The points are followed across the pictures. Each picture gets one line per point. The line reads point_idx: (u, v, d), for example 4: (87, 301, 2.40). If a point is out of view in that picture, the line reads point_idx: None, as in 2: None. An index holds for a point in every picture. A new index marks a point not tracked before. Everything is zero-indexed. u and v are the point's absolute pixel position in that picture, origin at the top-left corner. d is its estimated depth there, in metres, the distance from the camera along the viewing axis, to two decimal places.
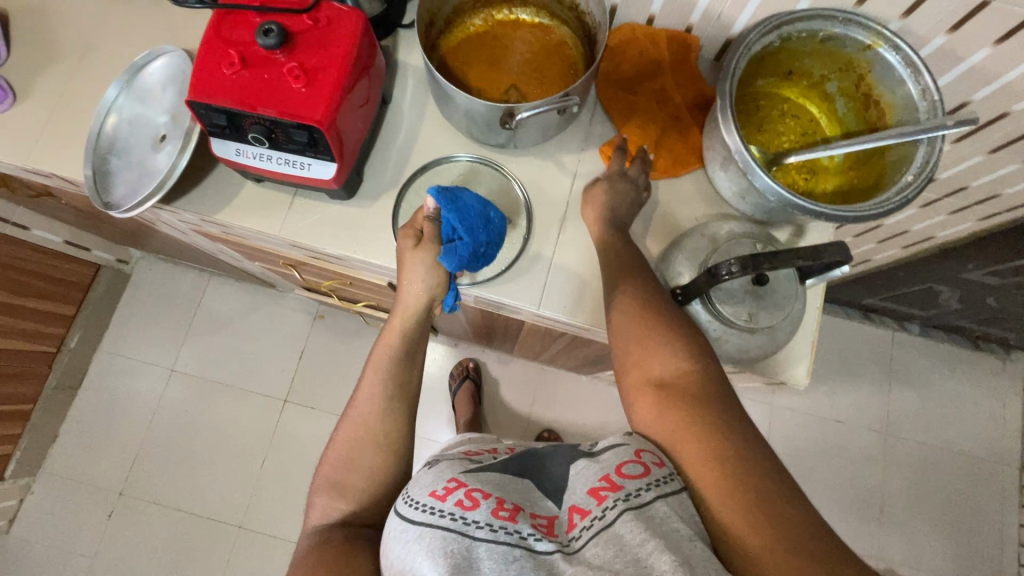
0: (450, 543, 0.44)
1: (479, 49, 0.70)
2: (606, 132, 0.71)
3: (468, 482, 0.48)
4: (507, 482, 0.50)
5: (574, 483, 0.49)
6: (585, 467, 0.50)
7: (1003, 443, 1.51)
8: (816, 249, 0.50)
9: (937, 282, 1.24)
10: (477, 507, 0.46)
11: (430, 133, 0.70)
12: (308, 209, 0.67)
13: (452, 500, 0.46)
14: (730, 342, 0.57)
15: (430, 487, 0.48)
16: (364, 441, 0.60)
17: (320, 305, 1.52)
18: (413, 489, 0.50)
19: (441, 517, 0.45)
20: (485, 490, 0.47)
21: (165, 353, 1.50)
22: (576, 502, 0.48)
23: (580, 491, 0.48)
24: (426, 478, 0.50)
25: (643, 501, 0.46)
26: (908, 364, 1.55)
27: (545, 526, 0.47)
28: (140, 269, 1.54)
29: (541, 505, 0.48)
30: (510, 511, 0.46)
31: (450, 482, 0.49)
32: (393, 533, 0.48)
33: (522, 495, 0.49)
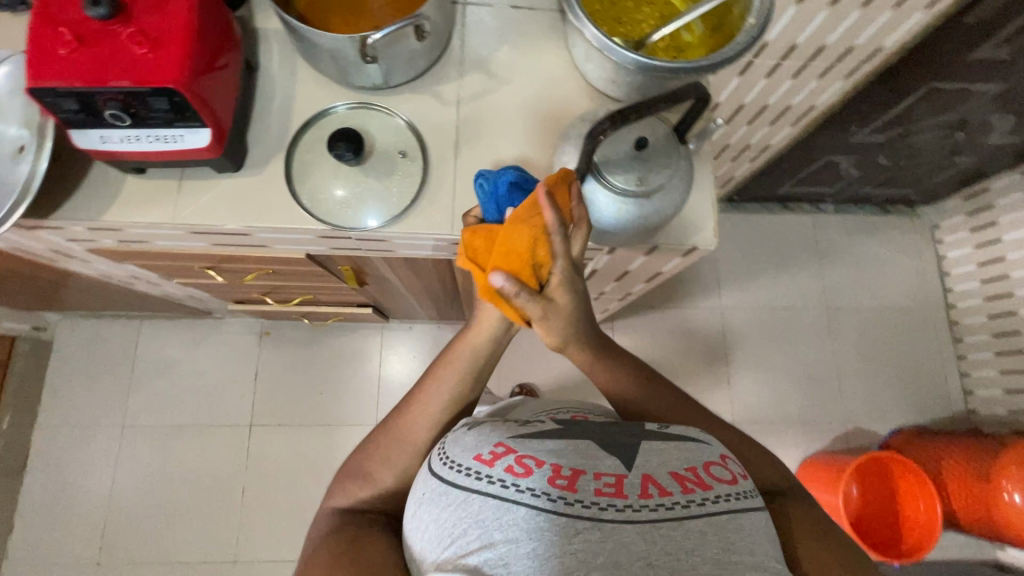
0: (501, 511, 0.45)
1: (338, 0, 0.70)
2: (479, 54, 0.72)
3: (516, 449, 0.49)
4: (563, 444, 0.51)
5: (649, 457, 0.50)
6: (666, 449, 0.51)
7: (927, 290, 1.64)
8: (673, 93, 0.55)
9: (832, 153, 1.34)
10: (530, 474, 0.47)
11: (305, 91, 0.69)
12: (198, 189, 0.66)
13: (500, 466, 0.48)
14: (628, 210, 0.59)
15: (474, 452, 0.50)
16: (406, 443, 0.63)
17: (264, 322, 1.48)
18: (455, 454, 0.51)
19: (489, 483, 0.47)
20: (537, 457, 0.48)
21: (113, 411, 1.42)
22: (650, 471, 0.49)
23: (661, 468, 0.49)
24: (467, 441, 0.52)
25: (731, 506, 0.47)
26: (829, 243, 1.66)
27: (615, 488, 0.47)
28: (63, 332, 1.45)
29: (606, 462, 0.49)
30: (567, 480, 0.47)
31: (498, 447, 0.50)
32: (429, 493, 0.50)
33: (583, 457, 0.49)
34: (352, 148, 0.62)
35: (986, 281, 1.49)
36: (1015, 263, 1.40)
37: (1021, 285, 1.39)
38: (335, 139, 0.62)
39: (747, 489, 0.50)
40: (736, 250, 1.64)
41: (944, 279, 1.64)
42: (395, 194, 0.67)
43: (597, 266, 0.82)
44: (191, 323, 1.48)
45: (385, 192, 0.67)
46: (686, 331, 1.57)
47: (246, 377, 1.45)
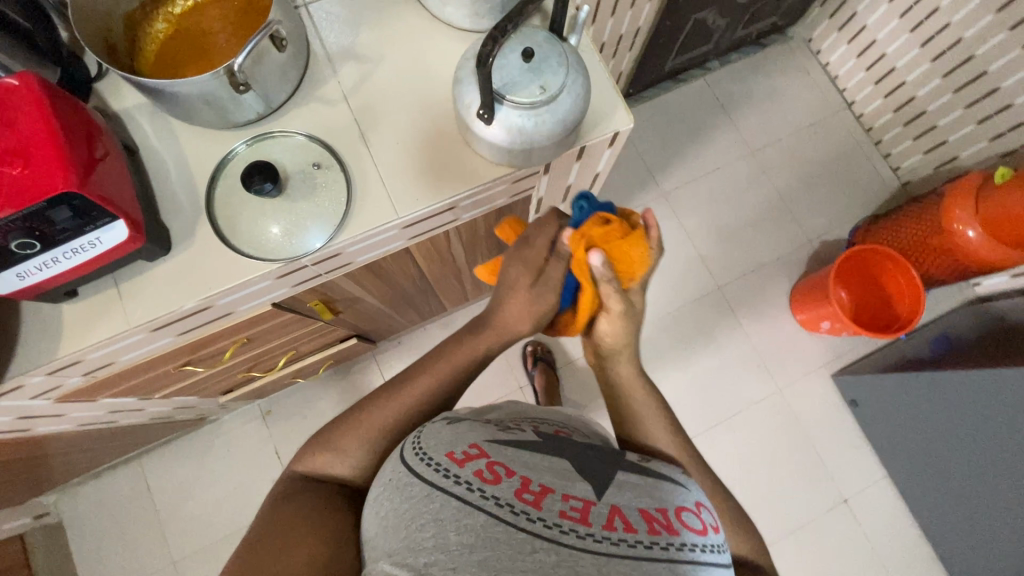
0: (462, 514, 0.48)
1: (183, 49, 0.68)
2: (344, 45, 0.72)
3: (488, 455, 0.53)
4: (536, 461, 0.54)
5: (623, 491, 0.53)
6: (638, 487, 0.55)
7: (827, 98, 1.75)
8: None
9: (695, 12, 1.40)
10: (496, 482, 0.50)
11: (195, 150, 0.68)
12: (140, 285, 0.64)
13: (469, 469, 0.51)
14: (543, 120, 0.62)
15: (448, 450, 0.53)
16: (380, 424, 0.63)
17: (261, 403, 1.45)
18: (431, 448, 0.54)
19: (456, 482, 0.50)
20: (507, 468, 0.52)
21: (155, 556, 1.37)
22: (619, 505, 0.51)
23: (631, 504, 0.52)
24: (444, 436, 0.55)
25: (692, 556, 0.49)
26: (729, 95, 1.74)
27: (578, 513, 0.49)
28: (68, 508, 1.38)
29: (579, 487, 0.52)
30: (533, 496, 0.49)
31: (472, 449, 0.53)
32: (397, 481, 0.53)
33: (558, 476, 0.53)
34: (270, 179, 0.62)
35: (869, 68, 1.61)
36: (885, 41, 1.52)
37: (898, 56, 1.51)
38: (248, 177, 0.61)
39: (717, 543, 0.52)
40: (653, 137, 1.70)
41: (836, 82, 1.75)
42: (329, 205, 0.67)
43: (541, 194, 0.85)
44: (191, 438, 1.43)
45: (319, 208, 0.67)
46: None
47: (269, 461, 1.42)
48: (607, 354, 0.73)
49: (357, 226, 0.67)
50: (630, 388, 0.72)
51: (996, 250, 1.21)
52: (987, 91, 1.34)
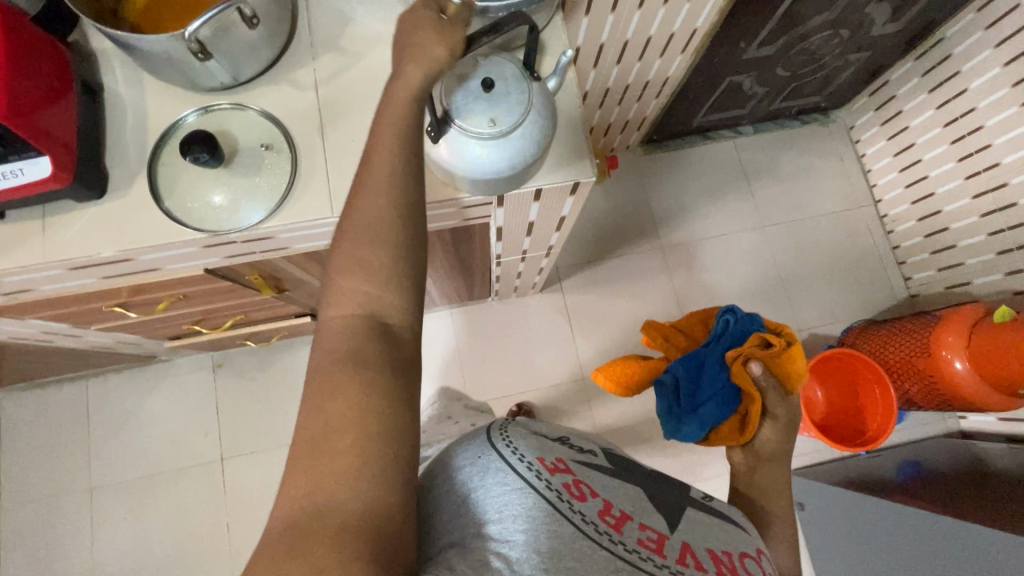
0: (552, 520, 0.48)
1: (170, 4, 0.69)
2: (329, 35, 0.72)
3: (574, 473, 0.54)
4: (615, 488, 0.57)
5: (691, 531, 0.57)
6: (704, 526, 0.60)
7: (854, 189, 1.69)
8: (496, 25, 0.56)
9: (730, 74, 1.36)
10: (584, 500, 0.51)
11: (157, 104, 0.68)
12: (64, 223, 0.64)
13: (560, 480, 0.52)
14: (489, 152, 0.60)
15: (540, 455, 0.54)
16: (368, 229, 0.51)
17: (215, 355, 1.46)
18: (519, 445, 0.55)
19: (550, 486, 0.50)
20: (592, 488, 0.54)
21: (75, 477, 1.39)
22: (689, 542, 0.55)
23: (699, 543, 0.56)
24: (531, 442, 0.56)
25: None
26: (755, 163, 1.70)
27: (656, 544, 0.52)
28: (8, 409, 1.41)
29: (654, 521, 0.55)
30: (615, 519, 0.52)
31: (561, 464, 0.55)
32: (486, 464, 0.53)
33: (636, 506, 0.56)
34: (210, 152, 0.61)
35: (903, 170, 1.55)
36: (923, 147, 1.46)
37: (933, 166, 1.44)
38: (187, 144, 0.61)
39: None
40: (667, 189, 1.66)
41: (868, 175, 1.69)
42: (268, 187, 0.67)
43: (499, 223, 0.83)
44: (140, 372, 1.45)
45: (258, 188, 0.66)
46: (633, 279, 1.60)
47: (208, 413, 1.43)
48: (767, 458, 0.89)
49: (292, 216, 0.67)
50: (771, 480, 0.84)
51: (980, 388, 1.15)
52: (1012, 223, 1.28)
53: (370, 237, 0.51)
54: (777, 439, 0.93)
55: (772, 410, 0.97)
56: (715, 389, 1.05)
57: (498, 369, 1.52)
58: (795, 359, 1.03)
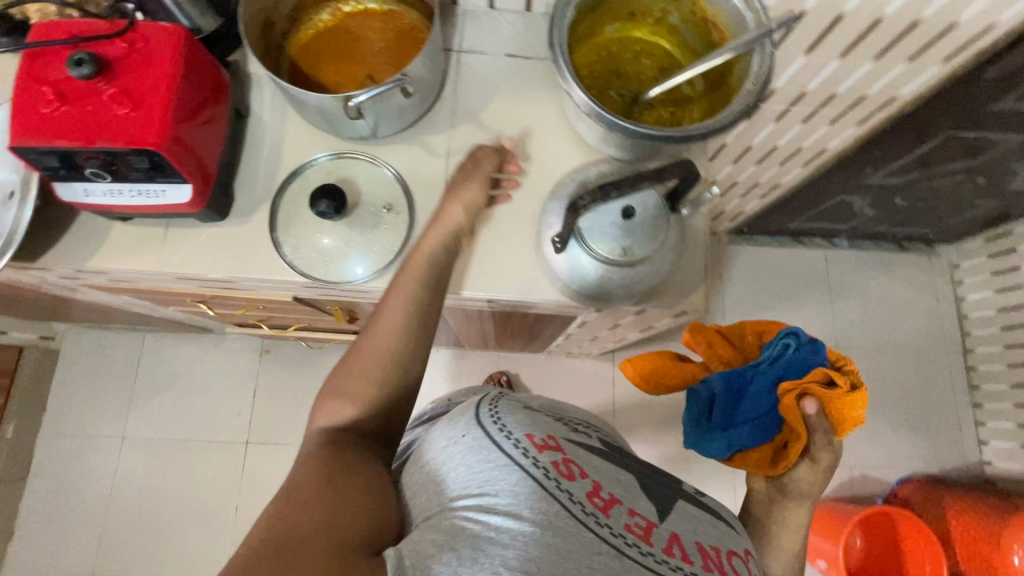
0: (539, 497, 0.48)
1: (331, 46, 0.70)
2: (471, 105, 0.71)
3: (565, 454, 0.54)
4: (605, 470, 0.56)
5: (680, 521, 0.56)
6: (695, 520, 0.58)
7: (944, 332, 1.58)
8: (661, 171, 0.54)
9: (845, 193, 1.29)
10: (573, 480, 0.52)
11: (294, 139, 0.69)
12: (183, 238, 0.66)
13: (549, 459, 0.52)
14: (610, 278, 0.59)
15: (530, 432, 0.54)
16: (380, 345, 0.57)
17: (266, 340, 1.49)
18: (508, 421, 0.55)
19: (538, 465, 0.51)
20: (583, 470, 0.53)
21: (111, 422, 1.44)
22: (677, 532, 0.54)
23: (688, 536, 0.55)
24: (521, 418, 0.56)
25: None
26: (842, 279, 1.61)
27: (643, 531, 0.52)
28: (70, 342, 1.48)
29: (642, 506, 0.55)
30: (604, 503, 0.52)
31: (550, 441, 0.55)
32: (472, 439, 0.53)
33: (626, 492, 0.55)
34: (334, 206, 0.62)
35: (1005, 329, 1.44)
36: None
37: None
38: (317, 196, 0.61)
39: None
40: (744, 284, 1.60)
41: (962, 321, 1.58)
42: (378, 247, 0.66)
43: (587, 318, 0.80)
44: (193, 338, 1.49)
45: (367, 242, 0.66)
46: None
47: (245, 394, 1.46)
48: (794, 496, 0.76)
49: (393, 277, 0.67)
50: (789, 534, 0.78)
51: None
52: None
53: (371, 357, 0.57)
54: (813, 483, 0.74)
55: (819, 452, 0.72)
56: (757, 415, 0.71)
57: None
58: (859, 405, 0.68)
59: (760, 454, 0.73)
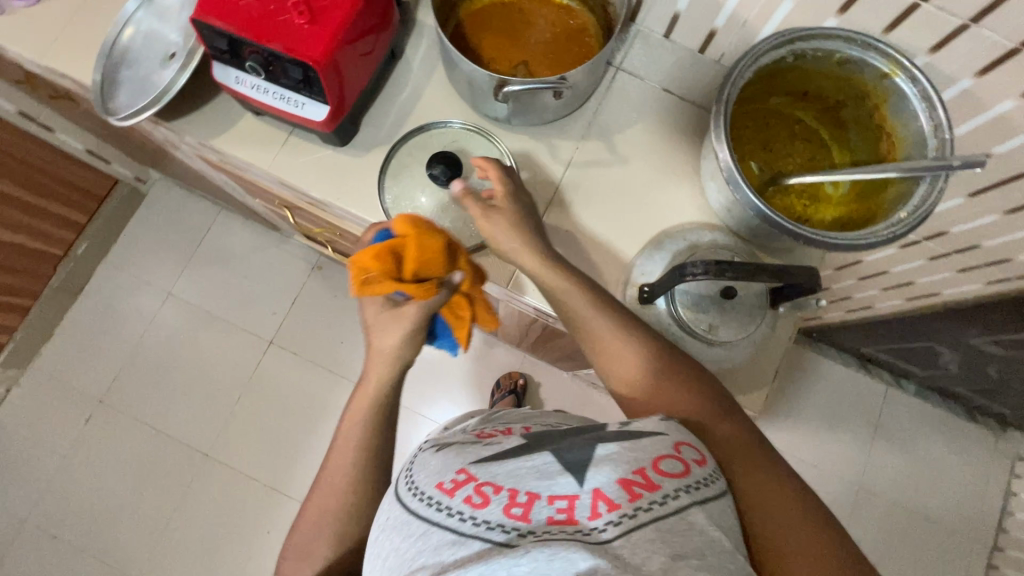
0: (455, 547, 0.44)
1: (499, 20, 0.70)
2: (608, 125, 0.70)
3: (476, 476, 0.48)
4: (516, 463, 0.49)
5: (602, 467, 0.47)
6: (616, 451, 0.48)
7: (980, 519, 1.46)
8: (783, 269, 0.52)
9: (937, 342, 1.21)
10: (487, 504, 0.46)
11: (432, 96, 0.70)
12: (300, 149, 0.68)
13: (460, 497, 0.47)
14: (686, 346, 0.60)
15: (438, 480, 0.49)
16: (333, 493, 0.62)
17: (322, 257, 1.54)
18: (420, 479, 0.51)
19: (449, 514, 0.46)
20: (495, 484, 0.47)
21: (163, 275, 1.53)
22: (600, 486, 0.45)
23: (608, 477, 0.46)
24: (434, 466, 0.52)
25: (680, 505, 0.45)
26: (894, 423, 1.51)
27: (568, 513, 0.45)
28: (157, 191, 1.58)
29: (560, 482, 0.46)
30: (521, 506, 0.45)
31: (461, 474, 0.49)
32: (393, 520, 0.49)
33: (540, 476, 0.47)
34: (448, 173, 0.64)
35: None
36: None
37: None
38: (433, 159, 0.64)
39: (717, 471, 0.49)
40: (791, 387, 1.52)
41: (1004, 516, 1.46)
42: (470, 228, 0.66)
43: None
44: (259, 229, 1.56)
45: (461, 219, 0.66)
46: None
47: (285, 298, 1.52)
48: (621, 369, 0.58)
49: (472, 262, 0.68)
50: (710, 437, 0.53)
51: None
52: None
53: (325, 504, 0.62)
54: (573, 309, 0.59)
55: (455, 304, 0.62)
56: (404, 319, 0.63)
57: None
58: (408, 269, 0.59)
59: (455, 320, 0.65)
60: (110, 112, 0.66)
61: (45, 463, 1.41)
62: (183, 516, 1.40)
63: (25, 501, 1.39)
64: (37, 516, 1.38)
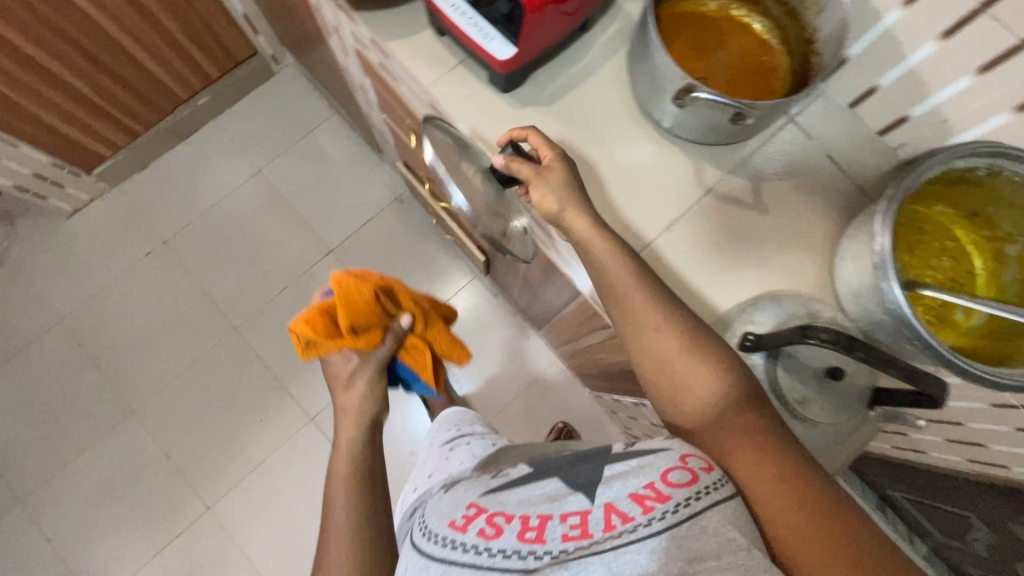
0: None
1: (695, 30, 0.69)
2: (761, 168, 0.68)
3: (486, 510, 0.53)
4: (525, 499, 0.53)
5: (613, 485, 0.50)
6: (623, 470, 0.51)
7: None
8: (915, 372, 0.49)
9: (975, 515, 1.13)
10: (499, 534, 0.50)
11: (603, 78, 0.70)
12: (463, 80, 0.69)
13: (472, 531, 0.51)
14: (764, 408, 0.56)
15: (449, 520, 0.54)
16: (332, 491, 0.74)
17: (406, 193, 1.57)
18: (436, 518, 0.56)
19: (465, 550, 0.49)
20: (505, 515, 0.51)
21: (261, 153, 1.59)
22: (610, 500, 0.49)
23: (617, 492, 0.49)
24: (445, 506, 0.56)
25: (697, 509, 0.45)
26: None
27: (580, 529, 0.47)
28: (285, 75, 1.64)
29: (570, 502, 0.50)
30: (534, 530, 0.49)
31: (471, 510, 0.54)
32: (415, 562, 0.53)
33: (550, 501, 0.51)
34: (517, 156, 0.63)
35: None
36: None
37: None
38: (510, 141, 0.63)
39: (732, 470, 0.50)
40: None
41: None
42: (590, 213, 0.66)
43: None
44: (361, 146, 1.60)
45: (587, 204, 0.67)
46: None
47: (359, 216, 1.56)
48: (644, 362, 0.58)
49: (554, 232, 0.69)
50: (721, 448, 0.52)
51: None
52: None
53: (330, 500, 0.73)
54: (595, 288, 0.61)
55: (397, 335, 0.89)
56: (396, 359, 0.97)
57: (531, 430, 1.47)
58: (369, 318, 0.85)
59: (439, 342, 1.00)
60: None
61: (96, 276, 1.49)
62: (193, 374, 1.45)
63: (68, 302, 1.47)
64: (73, 320, 1.46)
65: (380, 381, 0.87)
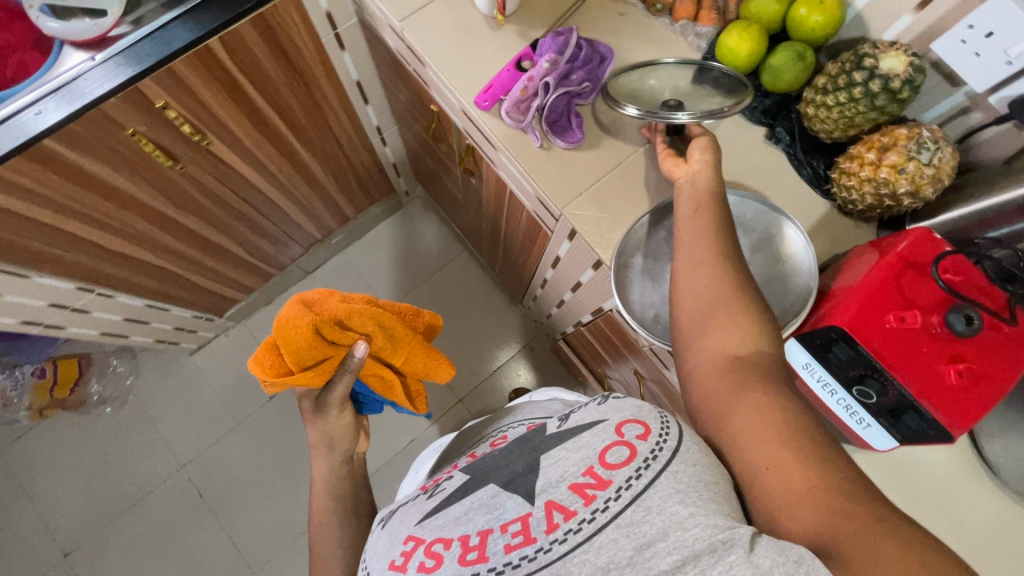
0: None
1: None
2: None
3: (424, 539, 0.46)
4: (460, 515, 0.47)
5: (550, 479, 0.46)
6: (563, 458, 0.47)
7: None
8: None
9: None
10: (439, 564, 0.43)
11: None
12: None
13: (413, 566, 0.44)
14: None
15: (388, 560, 0.46)
16: None
17: (537, 340, 1.51)
18: (375, 560, 0.48)
19: None
20: (444, 539, 0.45)
21: (388, 289, 1.53)
22: (552, 498, 0.44)
23: (558, 485, 0.45)
24: (384, 545, 0.49)
25: (639, 489, 0.41)
26: None
27: (523, 535, 0.43)
28: (414, 206, 1.60)
29: (511, 507, 0.45)
30: (477, 549, 0.43)
31: (409, 543, 0.46)
32: None
33: (489, 510, 0.46)
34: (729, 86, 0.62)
35: None
36: None
37: None
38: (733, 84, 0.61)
39: (666, 432, 0.44)
40: None
41: None
42: None
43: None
44: (491, 285, 1.55)
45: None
46: None
47: (488, 362, 1.49)
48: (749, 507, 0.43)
49: None
50: (708, 380, 0.45)
51: None
52: None
53: None
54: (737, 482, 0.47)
55: (349, 375, 0.72)
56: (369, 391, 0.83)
57: None
58: (318, 355, 0.69)
59: (411, 366, 0.78)
60: (621, 103, 0.60)
61: (217, 420, 1.43)
62: None
63: (190, 446, 1.42)
64: (194, 467, 1.40)
65: (341, 416, 0.74)
